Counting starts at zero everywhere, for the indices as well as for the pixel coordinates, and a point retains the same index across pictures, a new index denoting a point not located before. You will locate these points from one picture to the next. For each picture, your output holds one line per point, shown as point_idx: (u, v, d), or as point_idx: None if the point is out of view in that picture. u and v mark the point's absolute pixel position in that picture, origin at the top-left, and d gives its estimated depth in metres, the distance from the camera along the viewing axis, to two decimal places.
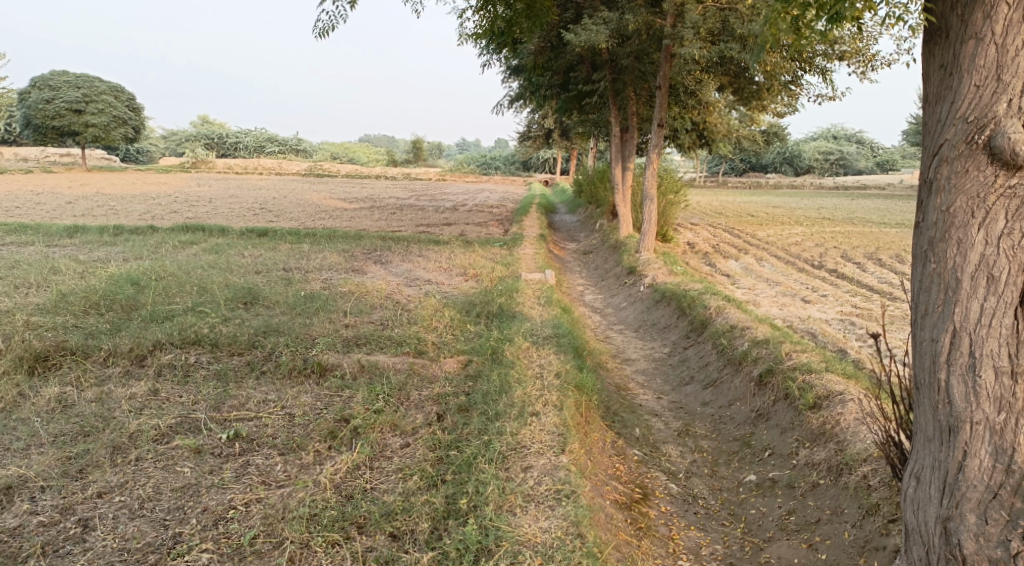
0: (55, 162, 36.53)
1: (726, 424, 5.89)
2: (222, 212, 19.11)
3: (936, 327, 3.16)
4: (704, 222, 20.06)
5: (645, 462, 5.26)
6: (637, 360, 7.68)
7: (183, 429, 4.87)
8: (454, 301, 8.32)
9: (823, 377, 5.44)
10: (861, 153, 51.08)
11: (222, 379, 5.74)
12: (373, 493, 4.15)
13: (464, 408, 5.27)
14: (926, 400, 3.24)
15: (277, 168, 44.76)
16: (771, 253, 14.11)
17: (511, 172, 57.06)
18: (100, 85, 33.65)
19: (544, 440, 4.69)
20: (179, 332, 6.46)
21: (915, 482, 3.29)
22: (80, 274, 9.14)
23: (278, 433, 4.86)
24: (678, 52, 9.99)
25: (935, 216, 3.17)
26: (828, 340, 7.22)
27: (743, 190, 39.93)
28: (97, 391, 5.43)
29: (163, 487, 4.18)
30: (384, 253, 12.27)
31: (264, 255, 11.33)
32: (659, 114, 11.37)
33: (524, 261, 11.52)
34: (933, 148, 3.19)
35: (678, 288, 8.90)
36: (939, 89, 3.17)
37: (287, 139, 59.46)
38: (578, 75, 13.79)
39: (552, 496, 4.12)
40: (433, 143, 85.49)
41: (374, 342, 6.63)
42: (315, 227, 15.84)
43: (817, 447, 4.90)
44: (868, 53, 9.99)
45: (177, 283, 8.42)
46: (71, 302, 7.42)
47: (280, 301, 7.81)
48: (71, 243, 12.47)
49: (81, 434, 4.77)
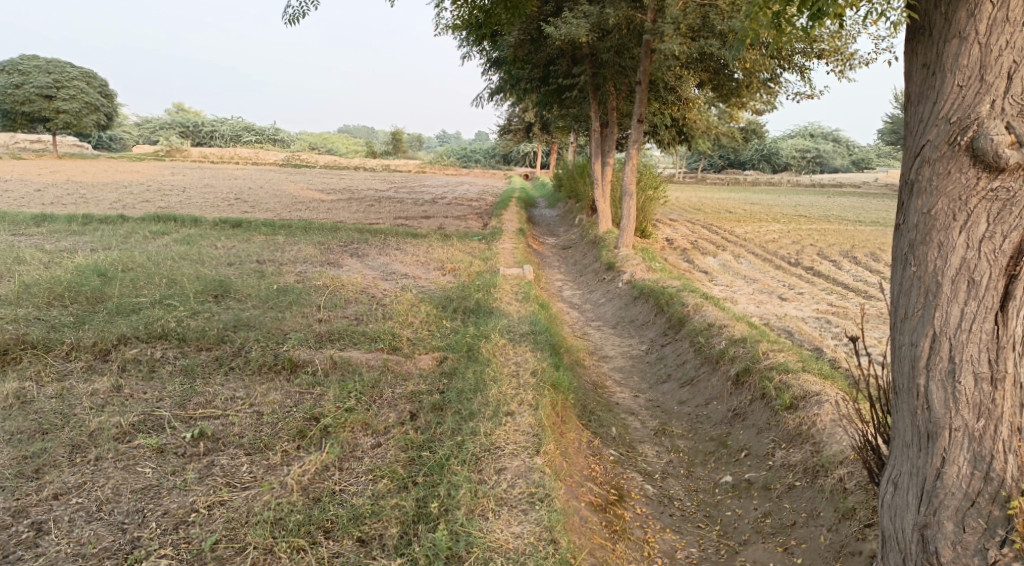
0: (25, 148, 35.73)
1: (702, 423, 5.84)
2: (196, 202, 18.77)
3: (915, 332, 3.11)
4: (683, 217, 20.10)
5: (621, 462, 5.19)
6: (614, 358, 7.61)
7: (146, 427, 4.71)
8: (430, 296, 8.20)
9: (800, 377, 5.40)
10: (837, 151, 51.58)
11: (189, 375, 5.58)
12: (342, 495, 4.04)
13: (437, 407, 5.16)
14: (905, 406, 3.19)
15: (254, 157, 44.21)
16: (748, 250, 14.15)
17: (491, 165, 56.85)
18: (71, 71, 32.95)
19: (518, 441, 4.60)
20: (145, 326, 6.28)
21: (892, 488, 3.24)
22: (45, 265, 8.89)
23: (245, 432, 4.71)
24: (658, 47, 9.93)
25: (917, 218, 3.11)
26: (804, 339, 7.22)
27: (722, 186, 40.11)
28: (58, 387, 5.25)
29: (122, 488, 4.03)
30: (361, 246, 12.09)
31: (237, 247, 11.11)
32: (639, 110, 11.29)
33: (503, 255, 11.41)
34: (915, 149, 3.13)
35: (656, 284, 8.85)
36: (921, 88, 3.10)
37: (264, 129, 58.76)
38: (558, 69, 13.68)
39: (525, 500, 4.04)
40: (413, 135, 85.29)
41: (347, 337, 6.49)
42: (291, 218, 15.60)
43: (793, 448, 4.86)
44: (846, 52, 9.99)
45: (146, 275, 8.20)
46: (34, 293, 7.19)
47: (252, 295, 7.63)
48: (38, 232, 12.15)
49: (39, 432, 4.59)
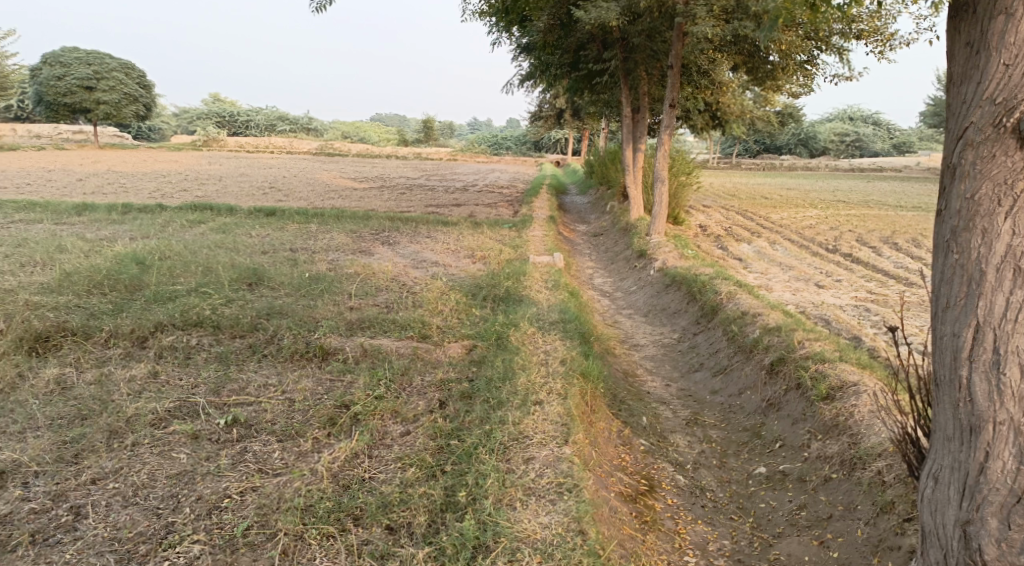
0: (67, 140, 36.51)
1: (735, 413, 5.76)
2: (232, 191, 19.00)
3: (958, 322, 3.01)
4: (717, 204, 19.80)
5: (652, 452, 5.13)
6: (645, 346, 7.54)
7: (181, 413, 4.78)
8: (460, 284, 8.19)
9: (837, 367, 5.28)
10: (877, 135, 50.38)
11: (223, 362, 5.65)
12: (371, 483, 4.06)
13: (467, 395, 5.16)
14: (947, 398, 3.08)
15: (288, 146, 44.63)
16: (784, 236, 13.90)
17: (522, 152, 56.63)
18: (111, 62, 33.53)
19: (547, 430, 4.58)
20: (181, 314, 6.37)
21: (932, 482, 3.15)
22: (86, 253, 9.07)
23: (277, 419, 4.76)
24: (691, 31, 9.75)
25: (959, 204, 3.00)
26: (841, 328, 7.07)
27: (757, 171, 39.45)
28: (96, 374, 5.35)
29: (158, 474, 4.10)
30: (393, 234, 12.14)
31: (271, 235, 11.23)
32: (671, 94, 11.11)
33: (533, 243, 11.38)
34: (957, 131, 3.00)
35: (689, 272, 8.72)
36: (965, 67, 2.98)
37: (298, 118, 59.28)
38: (589, 54, 13.52)
39: (553, 490, 4.02)
40: (445, 123, 85.42)
41: (378, 325, 6.51)
42: (324, 206, 15.72)
43: (830, 440, 4.76)
44: (887, 32, 9.71)
45: (182, 263, 8.32)
46: (74, 282, 7.33)
47: (285, 283, 7.70)
48: (79, 221, 12.40)
49: (78, 418, 4.69)
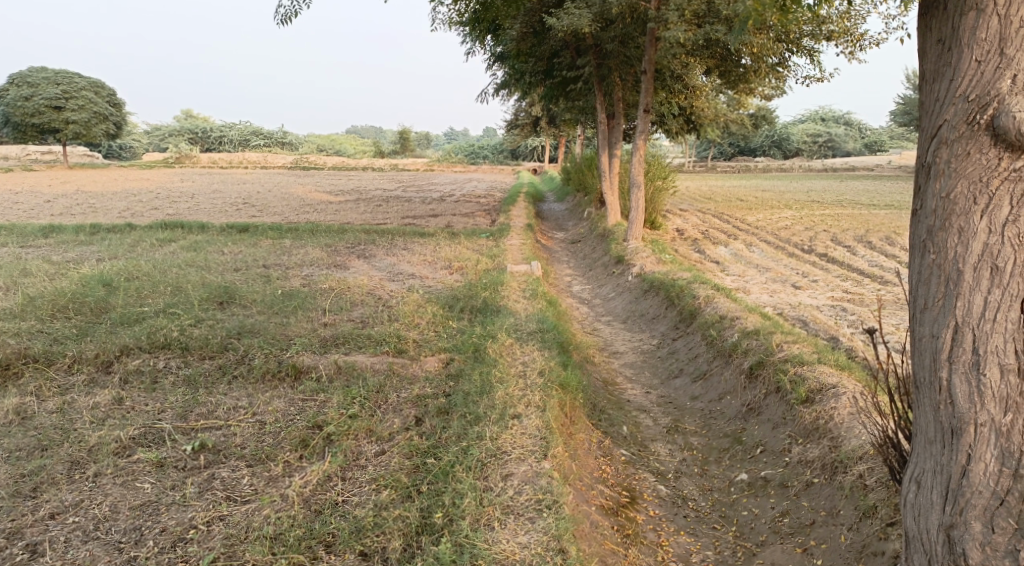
0: (36, 161, 35.94)
1: (716, 419, 5.69)
2: (205, 208, 18.71)
3: (936, 323, 2.95)
4: (693, 207, 19.88)
5: (633, 462, 5.04)
6: (624, 354, 7.46)
7: (146, 440, 4.61)
8: (437, 296, 8.07)
9: (816, 369, 5.24)
10: (848, 135, 51.08)
11: (191, 385, 5.48)
12: (344, 506, 3.93)
13: (443, 411, 5.04)
14: (926, 401, 3.02)
15: (263, 161, 44.27)
16: (761, 238, 13.95)
17: (499, 161, 56.68)
18: (79, 81, 33.04)
19: (525, 444, 4.47)
20: (148, 336, 6.19)
21: (915, 487, 3.08)
22: (52, 276, 8.83)
23: (247, 443, 4.61)
24: (662, 35, 9.77)
25: (934, 203, 2.95)
26: (819, 328, 7.07)
27: (731, 174, 39.80)
28: (58, 401, 5.16)
29: (120, 505, 3.95)
30: (368, 246, 12.00)
31: (244, 252, 11.02)
32: (645, 99, 11.10)
33: (510, 252, 11.29)
34: (930, 130, 2.96)
35: (667, 277, 8.68)
36: (937, 65, 2.94)
37: (272, 133, 58.87)
38: (562, 61, 13.53)
39: (532, 507, 3.91)
40: (421, 134, 85.40)
41: (352, 341, 6.38)
42: (298, 221, 15.53)
43: (811, 444, 4.70)
44: (856, 33, 9.78)
45: (151, 283, 8.13)
46: (38, 306, 7.12)
47: (257, 300, 7.53)
48: (46, 243, 12.13)
49: (38, 449, 4.51)
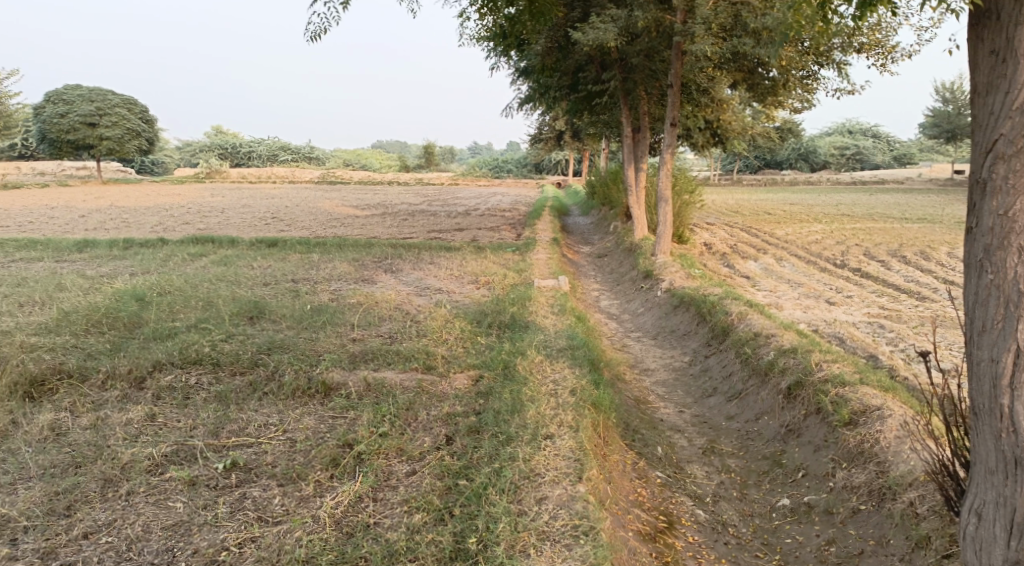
0: (71, 176, 36.68)
1: (753, 441, 5.55)
2: (234, 222, 18.90)
3: (996, 347, 2.83)
4: (720, 221, 19.69)
5: (669, 485, 4.92)
6: (656, 371, 7.33)
7: (178, 458, 4.59)
8: (465, 311, 8.02)
9: (859, 391, 5.09)
10: (876, 148, 50.55)
11: (222, 402, 5.46)
12: (376, 529, 3.89)
13: (475, 430, 4.96)
14: (986, 429, 2.90)
15: (290, 176, 44.80)
16: (791, 252, 13.74)
17: (524, 174, 56.81)
18: (113, 98, 33.71)
19: (559, 467, 4.38)
20: (180, 351, 6.20)
21: (976, 518, 2.97)
22: (85, 291, 8.93)
23: (278, 461, 4.57)
24: (689, 48, 9.68)
25: (991, 221, 2.83)
26: (856, 346, 6.90)
27: (757, 187, 39.48)
28: (92, 417, 5.18)
29: (153, 525, 3.94)
30: (396, 261, 12.00)
31: (273, 266, 11.08)
32: (671, 113, 10.98)
33: (538, 266, 11.23)
34: (985, 144, 2.84)
35: (697, 292, 8.55)
36: (990, 77, 2.83)
37: (300, 148, 59.61)
38: (588, 75, 13.47)
39: (569, 533, 3.82)
40: (446, 148, 86.08)
41: (381, 357, 6.33)
42: (326, 235, 15.61)
43: (855, 469, 4.56)
44: (887, 44, 9.63)
45: (182, 298, 8.18)
46: (72, 321, 7.18)
47: (287, 315, 7.53)
48: (80, 258, 12.31)
49: (72, 465, 4.51)
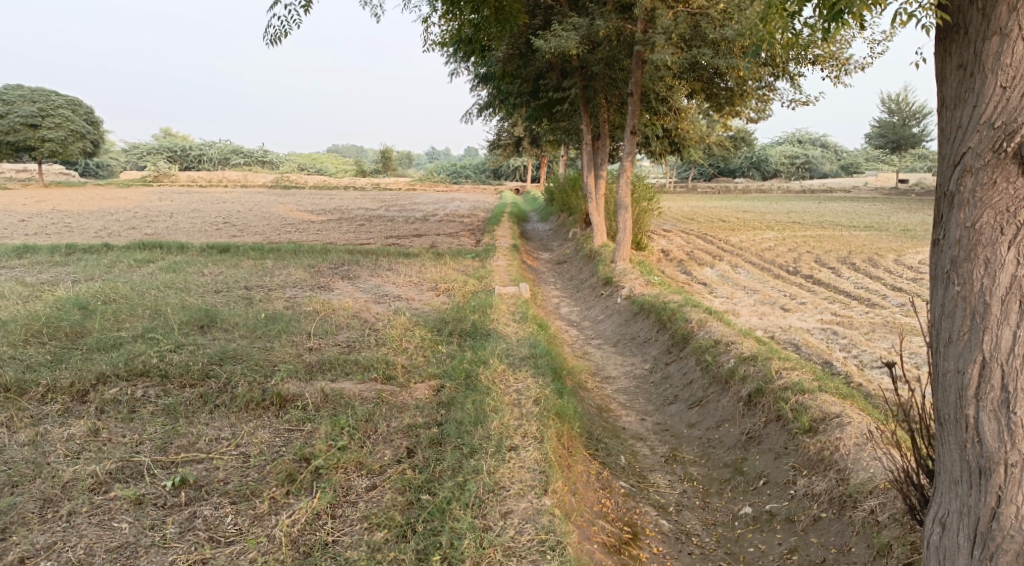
0: (10, 178, 35.31)
1: (715, 448, 5.54)
2: (184, 227, 18.38)
3: (962, 357, 2.89)
4: (676, 228, 19.88)
5: (633, 495, 4.88)
6: (617, 379, 7.30)
7: (124, 475, 4.38)
8: (424, 319, 7.88)
9: (818, 398, 5.12)
10: (824, 157, 51.89)
11: (171, 415, 5.24)
12: (335, 548, 3.76)
13: (436, 441, 4.86)
14: (952, 439, 2.95)
15: (243, 180, 43.93)
16: (745, 259, 13.93)
17: (481, 180, 56.76)
18: (57, 99, 32.65)
19: (524, 479, 4.30)
20: (126, 362, 5.94)
21: (939, 528, 3.02)
22: (25, 299, 8.54)
23: (230, 477, 4.39)
24: (650, 58, 9.70)
25: (958, 233, 2.89)
26: (812, 352, 6.99)
27: (711, 195, 40.11)
28: (31, 433, 4.91)
29: (96, 548, 3.74)
30: (352, 267, 11.79)
31: (225, 273, 10.77)
32: (631, 121, 11.03)
33: (497, 273, 11.16)
34: (953, 157, 2.90)
35: (657, 299, 8.58)
36: (958, 90, 2.87)
37: (253, 151, 58.55)
38: (548, 82, 13.48)
39: (535, 549, 3.74)
40: (403, 154, 85.91)
41: (339, 367, 6.17)
42: (280, 241, 15.28)
43: (816, 476, 4.58)
44: (841, 57, 9.83)
45: (129, 306, 7.86)
46: (10, 330, 6.83)
47: (240, 324, 7.30)
48: (20, 264, 11.80)
49: (8, 485, 4.26)
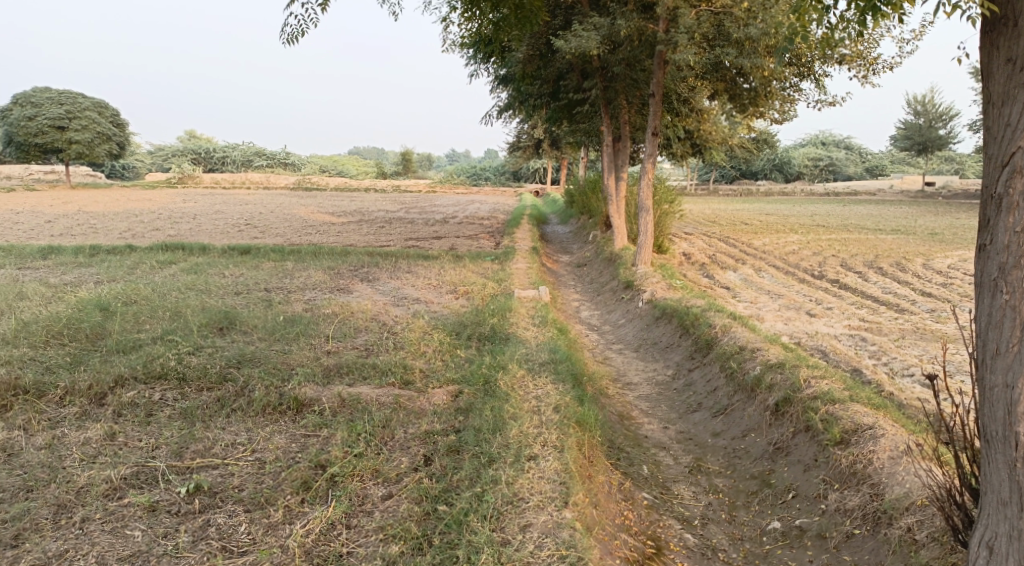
0: (38, 180, 35.79)
1: (741, 459, 5.38)
2: (207, 229, 18.44)
3: (1011, 370, 2.73)
4: (697, 231, 19.63)
5: (656, 507, 4.74)
6: (639, 385, 7.15)
7: (138, 481, 4.31)
8: (443, 322, 7.77)
9: (850, 408, 4.95)
10: (848, 159, 51.39)
11: (188, 419, 5.18)
12: (349, 559, 3.68)
13: (454, 449, 4.75)
14: (1000, 457, 2.80)
15: (265, 181, 44.21)
16: (769, 262, 13.70)
17: (501, 182, 56.74)
18: (83, 101, 33.05)
19: (544, 490, 4.18)
20: (144, 365, 5.90)
21: (987, 552, 2.86)
22: (48, 300, 8.56)
23: (245, 484, 4.31)
24: (671, 58, 9.52)
25: (1006, 238, 2.74)
26: (839, 359, 6.79)
27: (733, 198, 39.74)
28: (47, 437, 4.87)
29: (108, 556, 3.68)
30: (372, 270, 11.72)
31: (245, 275, 10.75)
32: (653, 122, 10.84)
33: (517, 276, 11.05)
34: (1001, 157, 2.74)
35: (679, 304, 8.41)
36: (1006, 87, 2.72)
37: (275, 153, 59.00)
38: (568, 83, 13.35)
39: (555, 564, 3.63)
40: (425, 156, 86.26)
41: (357, 370, 6.08)
42: (300, 243, 15.29)
43: (849, 491, 4.43)
44: (869, 57, 9.62)
45: (149, 308, 7.84)
46: (31, 331, 6.83)
47: (258, 326, 7.25)
48: (44, 265, 11.85)
49: (23, 489, 4.22)
